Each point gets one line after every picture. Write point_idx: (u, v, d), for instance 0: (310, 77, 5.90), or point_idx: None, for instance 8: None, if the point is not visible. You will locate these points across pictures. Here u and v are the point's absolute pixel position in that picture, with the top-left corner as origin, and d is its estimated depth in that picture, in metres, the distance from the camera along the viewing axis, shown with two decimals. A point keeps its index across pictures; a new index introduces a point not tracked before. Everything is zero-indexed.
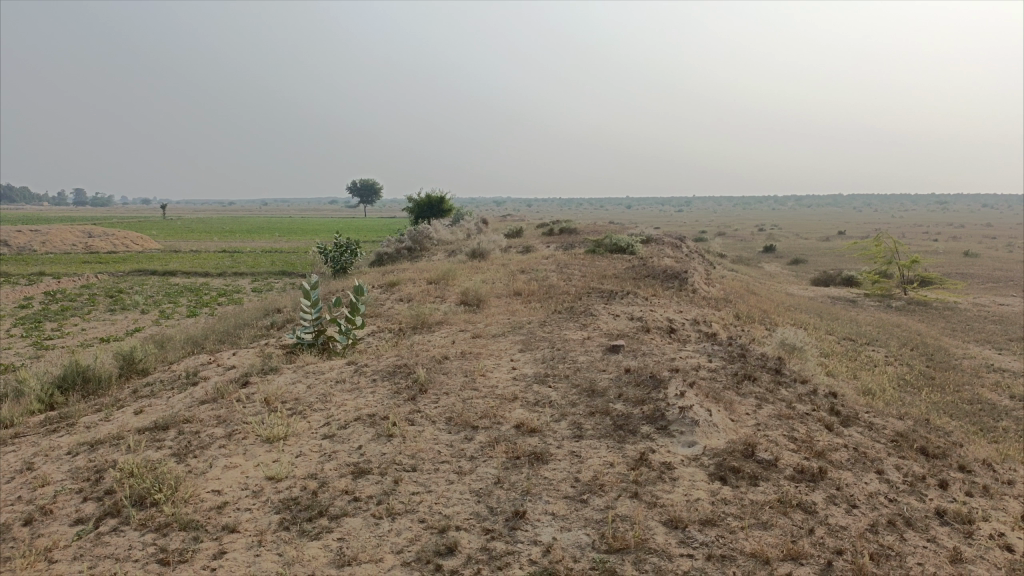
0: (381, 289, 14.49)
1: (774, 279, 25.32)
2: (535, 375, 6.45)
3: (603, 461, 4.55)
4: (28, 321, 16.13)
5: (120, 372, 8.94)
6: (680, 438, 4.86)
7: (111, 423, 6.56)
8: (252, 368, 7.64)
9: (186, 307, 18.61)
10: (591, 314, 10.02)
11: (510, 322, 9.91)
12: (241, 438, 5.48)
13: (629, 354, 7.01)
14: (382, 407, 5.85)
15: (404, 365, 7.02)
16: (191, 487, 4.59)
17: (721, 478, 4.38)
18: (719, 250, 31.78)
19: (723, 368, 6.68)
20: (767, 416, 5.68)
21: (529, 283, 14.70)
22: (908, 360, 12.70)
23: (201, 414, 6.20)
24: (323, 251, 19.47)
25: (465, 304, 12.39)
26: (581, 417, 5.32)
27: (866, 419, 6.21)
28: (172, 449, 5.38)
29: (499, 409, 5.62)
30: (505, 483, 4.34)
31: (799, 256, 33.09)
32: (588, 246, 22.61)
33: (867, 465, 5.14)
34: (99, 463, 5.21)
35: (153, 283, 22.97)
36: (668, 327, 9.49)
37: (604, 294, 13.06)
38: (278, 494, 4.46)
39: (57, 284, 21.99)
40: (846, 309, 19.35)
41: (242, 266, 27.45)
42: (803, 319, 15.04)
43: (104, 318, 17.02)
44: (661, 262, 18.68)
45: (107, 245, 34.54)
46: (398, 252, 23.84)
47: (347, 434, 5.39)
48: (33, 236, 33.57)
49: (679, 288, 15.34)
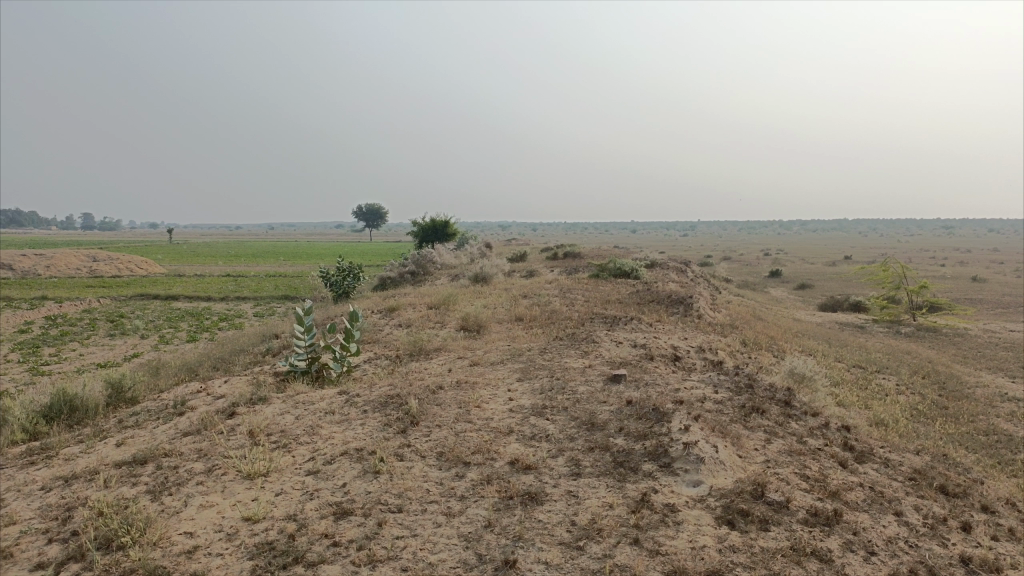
0: (380, 315, 14.22)
1: (781, 304, 25.00)
2: (533, 407, 6.15)
3: (602, 503, 4.24)
4: (26, 346, 15.90)
5: (109, 400, 8.65)
6: (684, 477, 4.55)
7: (90, 456, 6.27)
8: (241, 398, 7.35)
9: (186, 332, 18.36)
10: (593, 341, 9.73)
11: (510, 349, 9.62)
12: (221, 474, 5.19)
13: (631, 384, 6.71)
14: (370, 441, 5.56)
15: (396, 396, 6.73)
16: (162, 528, 4.30)
17: (729, 523, 4.07)
18: (724, 275, 31.50)
19: (730, 399, 6.36)
20: (776, 452, 5.37)
21: (532, 309, 14.43)
22: (920, 389, 12.34)
23: (182, 447, 5.92)
24: (325, 275, 19.27)
25: (465, 330, 12.12)
26: (579, 453, 5.01)
27: (881, 454, 5.88)
28: (147, 485, 5.09)
29: (493, 443, 5.32)
30: (496, 527, 4.03)
31: (805, 281, 32.76)
32: (592, 271, 22.35)
33: (884, 506, 4.81)
34: (69, 501, 4.92)
35: (155, 307, 22.81)
36: (673, 355, 9.18)
37: (608, 320, 12.76)
38: (254, 538, 4.16)
39: (59, 308, 21.85)
40: (854, 335, 19.03)
41: (245, 290, 27.29)
42: (811, 346, 14.71)
43: (103, 343, 16.79)
44: (666, 287, 18.43)
45: (111, 269, 34.42)
46: (401, 277, 23.62)
47: (333, 470, 5.10)
48: (38, 259, 33.53)
49: (684, 314, 15.05)
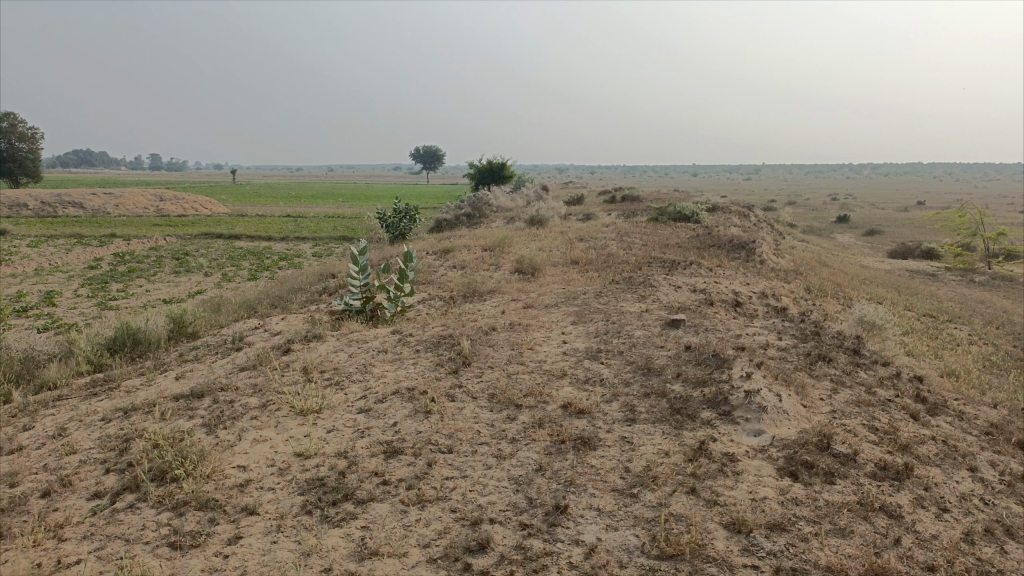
0: (435, 256, 14.18)
1: (847, 251, 24.12)
2: (587, 350, 6.00)
3: (657, 451, 4.09)
4: (96, 282, 16.42)
5: (170, 334, 8.85)
6: (744, 426, 4.35)
7: (150, 389, 6.41)
8: (296, 335, 7.41)
9: (248, 271, 18.71)
10: (650, 285, 9.48)
11: (565, 292, 9.45)
12: (274, 409, 5.22)
13: (690, 330, 6.48)
14: (422, 381, 5.51)
15: (448, 337, 6.66)
16: (216, 461, 4.34)
17: (791, 474, 3.88)
18: (788, 220, 30.50)
19: (794, 346, 6.08)
20: (843, 402, 5.12)
21: (588, 252, 14.18)
22: (994, 339, 11.76)
23: (238, 382, 5.98)
24: (381, 216, 19.31)
25: (520, 272, 11.99)
26: (635, 399, 4.85)
27: (956, 407, 5.56)
28: (203, 419, 5.16)
29: (546, 386, 5.20)
30: (547, 471, 3.93)
31: (873, 227, 31.53)
32: (651, 215, 21.86)
33: (958, 461, 4.54)
34: (127, 433, 5.02)
35: (218, 245, 23.29)
36: (733, 300, 8.88)
37: (665, 264, 12.44)
38: (304, 473, 4.16)
39: (127, 246, 22.48)
40: (924, 283, 18.24)
41: (305, 230, 27.64)
42: (878, 294, 14.12)
43: (168, 279, 17.21)
44: (727, 231, 17.90)
45: (177, 209, 35.26)
46: (457, 219, 23.56)
47: (384, 409, 5.07)
48: (108, 198, 34.52)
49: (745, 259, 14.60)
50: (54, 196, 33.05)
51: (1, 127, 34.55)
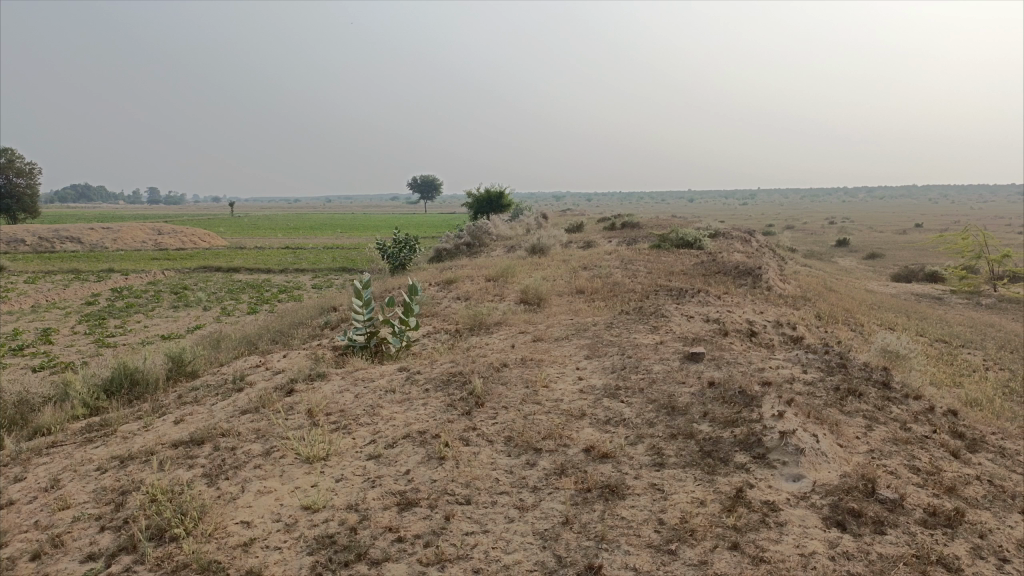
0: (438, 287, 13.95)
1: (850, 275, 23.93)
2: (606, 388, 5.72)
3: (691, 500, 3.81)
4: (93, 318, 16.15)
5: (168, 374, 8.56)
6: (782, 471, 4.07)
7: (147, 434, 6.12)
8: (298, 374, 7.14)
9: (247, 304, 18.45)
10: (662, 315, 9.23)
11: (574, 324, 9.21)
12: (278, 457, 4.94)
13: (711, 364, 6.21)
14: (434, 424, 5.23)
15: (459, 374, 6.39)
16: (218, 517, 4.06)
17: (838, 524, 3.60)
18: (789, 245, 30.36)
19: (822, 380, 5.81)
20: (880, 440, 4.84)
21: (593, 280, 13.97)
22: (1010, 364, 11.49)
23: (239, 426, 5.70)
24: (381, 248, 19.12)
25: (525, 303, 11.75)
26: (661, 440, 4.58)
27: (996, 443, 5.28)
28: (204, 468, 4.88)
29: (566, 428, 4.93)
30: (575, 525, 3.65)
31: (874, 250, 31.36)
32: (653, 242, 21.67)
33: (1009, 503, 4.26)
34: (124, 486, 4.75)
35: (216, 279, 23.07)
36: (748, 329, 8.62)
37: (673, 293, 12.22)
38: (313, 529, 3.87)
39: (125, 280, 22.26)
40: (931, 307, 18.01)
41: (304, 262, 27.42)
42: (887, 319, 13.87)
43: (166, 314, 16.96)
44: (731, 257, 17.71)
45: (175, 242, 35.10)
46: (457, 249, 23.38)
47: (395, 455, 4.79)
48: (106, 233, 34.36)
49: (752, 285, 14.38)
50: (52, 231, 32.91)
51: None
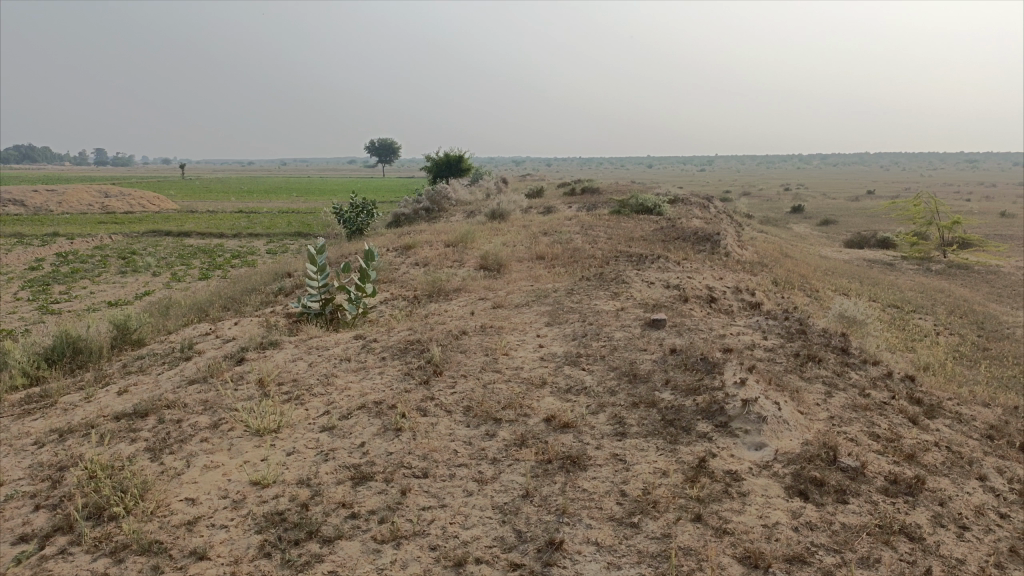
0: (395, 253, 13.68)
1: (805, 241, 24.21)
2: (566, 355, 5.61)
3: (653, 470, 3.73)
4: (36, 283, 15.52)
5: (114, 343, 8.21)
6: (745, 440, 4.01)
7: (89, 405, 5.85)
8: (250, 342, 6.89)
9: (199, 270, 17.92)
10: (623, 281, 9.15)
11: (535, 290, 9.07)
12: (227, 430, 4.73)
13: (672, 330, 6.14)
14: (390, 394, 5.07)
15: (416, 342, 6.22)
16: (161, 495, 3.86)
17: (800, 494, 3.56)
18: (746, 211, 30.60)
19: (783, 346, 5.78)
20: (840, 407, 4.83)
21: (553, 246, 13.85)
22: (959, 329, 11.72)
23: (186, 397, 5.46)
24: (338, 212, 18.70)
25: (485, 269, 11.57)
26: (623, 409, 4.49)
27: (952, 409, 5.32)
28: (147, 442, 4.65)
29: (526, 398, 4.81)
30: (536, 498, 3.55)
31: (828, 217, 31.82)
32: (613, 207, 21.61)
33: (966, 469, 4.28)
34: (61, 461, 4.50)
35: (167, 243, 22.37)
36: (708, 296, 8.59)
37: (633, 259, 12.16)
38: (262, 506, 3.71)
39: (70, 245, 21.45)
40: (883, 273, 18.31)
41: (258, 227, 26.76)
42: (842, 285, 14.04)
43: (114, 280, 16.38)
44: (690, 223, 17.73)
45: (124, 205, 33.94)
46: (416, 214, 23.02)
47: (349, 426, 4.63)
48: (50, 195, 33.05)
49: (711, 251, 14.41)
50: None
51: None
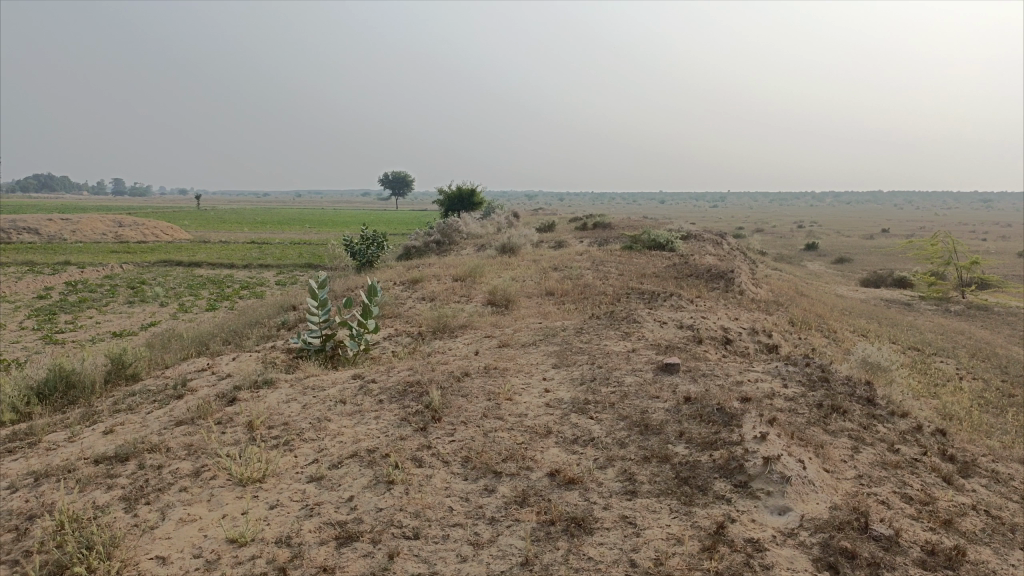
0: (403, 287, 13.45)
1: (820, 279, 23.83)
2: (573, 402, 5.28)
3: (667, 536, 3.38)
4: (43, 312, 15.36)
5: (108, 377, 7.93)
6: (767, 503, 3.67)
7: (72, 445, 5.55)
8: (244, 380, 6.60)
9: (207, 301, 17.73)
10: (634, 320, 8.83)
11: (543, 328, 8.77)
12: (209, 478, 4.42)
13: (685, 375, 5.80)
14: (384, 441, 4.76)
15: (416, 384, 5.92)
16: (129, 553, 3.54)
17: (830, 568, 3.21)
18: (759, 248, 30.29)
19: (804, 395, 5.42)
20: (867, 466, 4.48)
21: (563, 282, 13.57)
22: (983, 374, 11.29)
23: (170, 440, 5.16)
24: (348, 244, 18.54)
25: (493, 305, 11.30)
26: (633, 464, 4.15)
27: (988, 467, 4.94)
28: (124, 491, 4.35)
29: (529, 449, 4.48)
30: (536, 566, 3.21)
31: (842, 255, 31.42)
32: (625, 243, 21.36)
33: (1009, 537, 3.91)
34: (31, 509, 4.20)
35: (177, 274, 22.27)
36: (723, 337, 8.26)
37: (645, 296, 11.85)
38: (236, 569, 3.38)
39: (81, 273, 21.38)
40: (901, 313, 17.90)
41: (269, 258, 26.68)
42: (859, 326, 13.66)
43: (121, 310, 16.21)
44: (703, 260, 17.44)
45: (137, 235, 34.01)
46: (426, 247, 22.85)
47: (339, 477, 4.32)
48: (64, 224, 33.18)
49: (724, 289, 14.10)
50: (8, 222, 31.71)
51: None
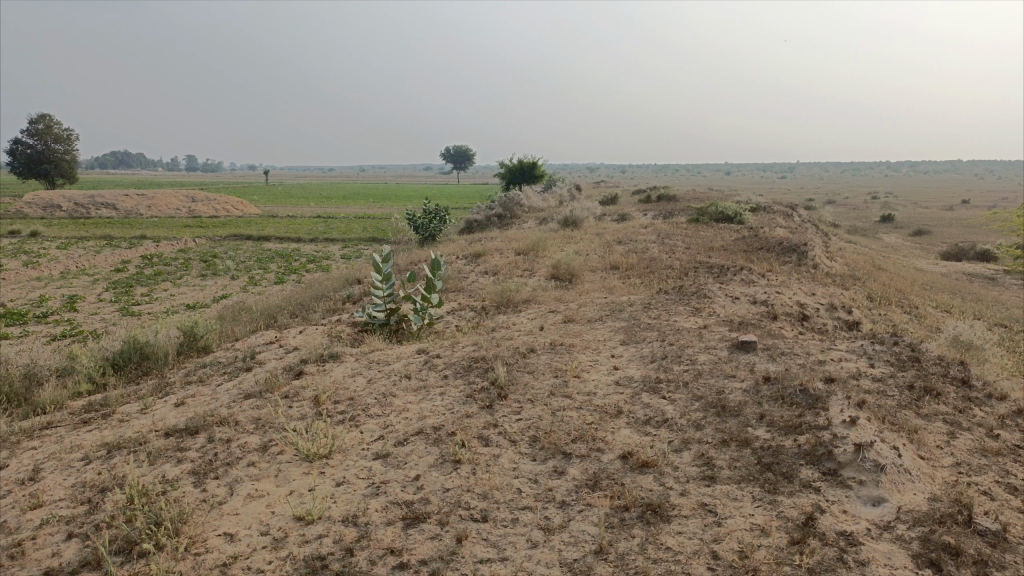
0: (466, 261, 13.35)
1: (896, 252, 22.80)
2: (645, 380, 5.07)
3: (750, 527, 3.17)
4: (120, 285, 15.84)
5: (180, 349, 8.07)
6: (860, 494, 3.41)
7: (145, 417, 5.64)
8: (310, 354, 6.60)
9: (274, 274, 18.03)
10: (705, 295, 8.53)
11: (609, 303, 8.54)
12: (275, 454, 4.40)
13: (763, 353, 5.52)
14: (450, 419, 4.65)
15: (481, 360, 5.79)
16: (197, 529, 3.53)
17: (932, 565, 2.95)
18: (832, 220, 29.20)
19: (893, 376, 5.09)
20: (965, 453, 4.16)
21: (628, 256, 13.26)
22: None
23: (238, 414, 5.17)
24: (411, 217, 18.55)
25: (556, 280, 11.11)
26: (711, 448, 3.94)
27: None
28: (193, 464, 4.36)
29: (599, 429, 4.31)
30: (611, 555, 3.06)
31: (920, 227, 30.03)
32: (691, 216, 20.80)
33: None
34: (104, 482, 4.24)
35: (246, 247, 22.75)
36: (799, 314, 7.89)
37: (714, 271, 11.47)
38: (303, 547, 3.32)
39: (156, 247, 22.03)
40: (985, 288, 16.97)
41: (334, 232, 27.01)
42: (942, 301, 12.95)
43: (193, 283, 16.61)
44: (774, 233, 16.85)
45: (209, 210, 34.90)
46: (488, 220, 22.73)
47: (405, 455, 4.23)
48: (140, 199, 34.27)
49: (797, 263, 13.57)
50: (87, 197, 32.91)
51: (37, 129, 34.76)
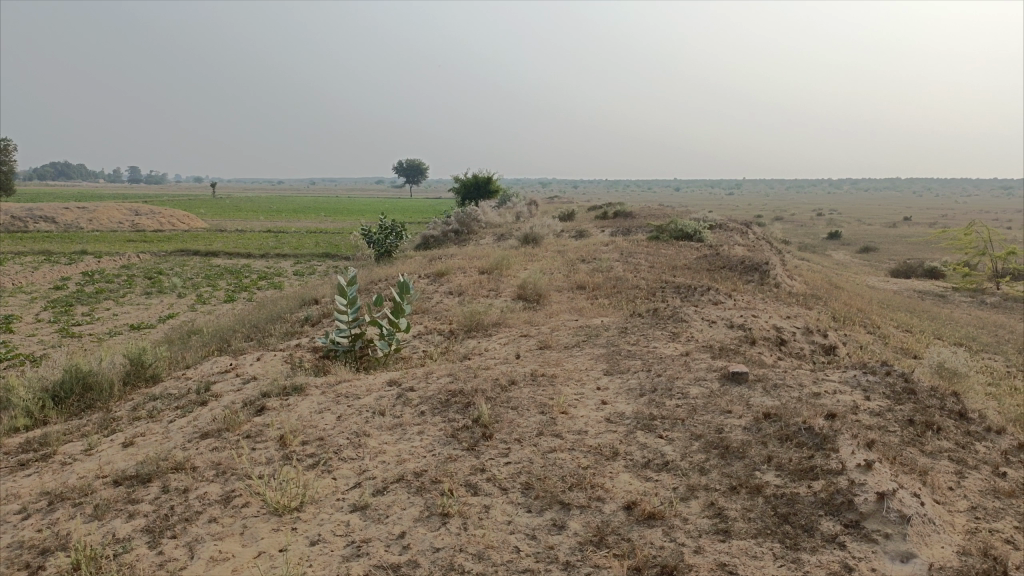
0: (427, 279, 12.96)
1: (849, 269, 23.10)
2: (638, 417, 4.78)
3: None
4: (59, 304, 15.01)
5: (127, 378, 7.49)
6: (888, 548, 3.17)
7: (90, 460, 5.12)
8: (272, 387, 6.13)
9: (224, 292, 17.34)
10: (680, 319, 8.32)
11: (583, 327, 8.26)
12: (241, 506, 3.97)
13: (756, 386, 5.28)
14: (432, 463, 4.29)
15: (460, 394, 5.43)
16: None
17: None
18: (783, 236, 29.56)
19: (893, 410, 4.90)
20: (978, 495, 3.97)
21: (593, 275, 13.06)
22: None
23: (196, 458, 4.72)
24: (367, 233, 18.08)
25: (523, 300, 10.81)
26: (720, 496, 3.66)
27: None
28: (148, 520, 3.91)
29: (597, 475, 3.99)
30: None
31: (868, 244, 30.60)
32: (650, 233, 20.76)
33: None
34: (44, 542, 3.76)
35: (194, 263, 21.92)
36: (777, 339, 7.71)
37: (681, 291, 11.30)
38: None
39: (98, 263, 21.05)
40: (937, 306, 17.19)
41: (286, 247, 26.29)
42: (901, 320, 13.02)
43: (138, 301, 15.83)
44: (733, 251, 16.85)
45: (154, 224, 33.72)
46: (445, 236, 22.35)
47: (386, 506, 3.85)
48: (81, 213, 32.95)
49: (759, 282, 13.53)
50: (24, 210, 31.45)
51: None
